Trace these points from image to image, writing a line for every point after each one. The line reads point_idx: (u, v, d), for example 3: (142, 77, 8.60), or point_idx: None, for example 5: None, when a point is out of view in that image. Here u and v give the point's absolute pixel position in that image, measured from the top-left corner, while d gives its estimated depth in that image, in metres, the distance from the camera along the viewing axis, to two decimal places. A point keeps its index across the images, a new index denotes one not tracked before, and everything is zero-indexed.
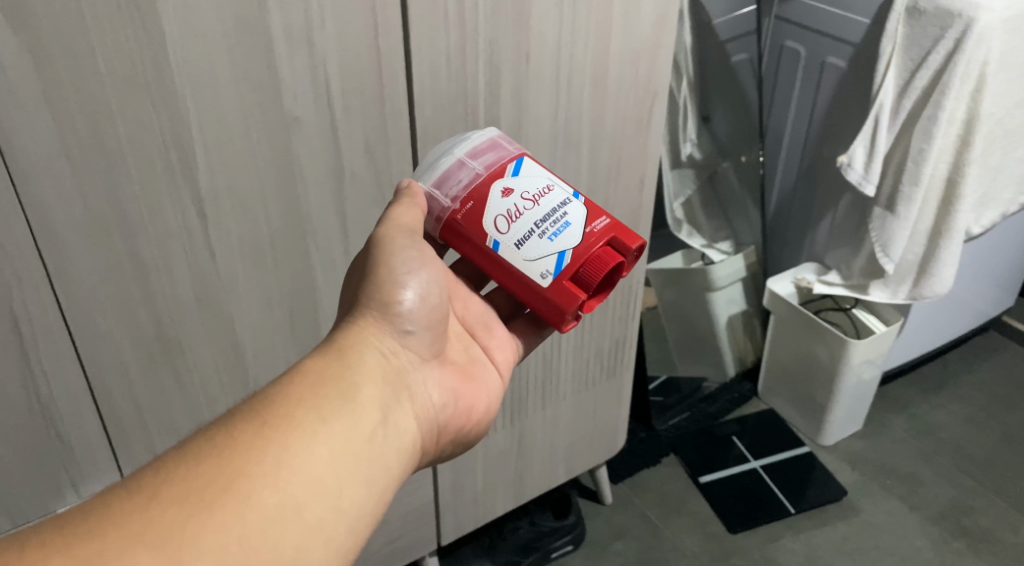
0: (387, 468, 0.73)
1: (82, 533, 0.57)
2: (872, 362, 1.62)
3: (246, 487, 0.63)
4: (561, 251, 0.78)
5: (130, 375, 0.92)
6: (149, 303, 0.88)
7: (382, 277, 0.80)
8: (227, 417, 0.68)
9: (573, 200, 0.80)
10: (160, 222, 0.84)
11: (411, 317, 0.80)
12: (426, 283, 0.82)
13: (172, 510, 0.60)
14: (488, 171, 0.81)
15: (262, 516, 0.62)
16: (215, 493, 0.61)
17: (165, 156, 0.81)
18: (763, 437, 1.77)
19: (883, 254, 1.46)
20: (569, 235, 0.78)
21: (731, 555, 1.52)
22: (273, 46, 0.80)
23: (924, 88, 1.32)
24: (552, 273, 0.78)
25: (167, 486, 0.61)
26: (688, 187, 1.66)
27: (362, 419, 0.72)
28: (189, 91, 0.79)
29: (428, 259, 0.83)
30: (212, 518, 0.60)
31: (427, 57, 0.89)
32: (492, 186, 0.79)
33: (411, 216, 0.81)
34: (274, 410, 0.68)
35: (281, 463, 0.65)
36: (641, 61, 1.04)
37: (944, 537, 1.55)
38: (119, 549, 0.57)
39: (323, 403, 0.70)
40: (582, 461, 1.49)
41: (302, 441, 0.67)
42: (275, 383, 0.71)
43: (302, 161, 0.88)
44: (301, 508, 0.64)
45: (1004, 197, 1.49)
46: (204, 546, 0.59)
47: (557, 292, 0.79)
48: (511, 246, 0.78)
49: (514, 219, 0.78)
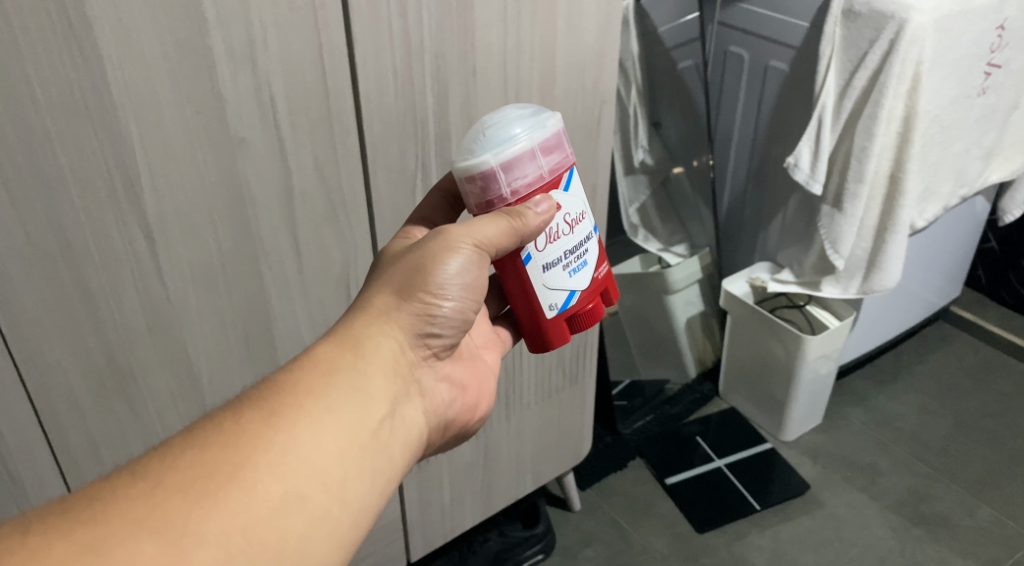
0: (390, 461, 0.73)
1: (86, 517, 0.58)
2: (828, 357, 1.65)
3: (254, 475, 0.63)
4: (573, 289, 0.82)
5: (81, 406, 0.90)
6: (98, 332, 0.87)
7: (425, 275, 0.78)
8: (234, 403, 0.68)
9: (595, 238, 0.83)
10: (107, 249, 0.83)
11: (439, 320, 0.80)
12: (467, 290, 0.80)
13: (176, 496, 0.60)
14: (552, 178, 0.77)
15: (267, 505, 0.63)
16: (220, 481, 0.62)
17: (110, 183, 0.80)
18: (726, 436, 1.79)
19: (833, 250, 1.49)
20: (587, 275, 0.83)
21: (699, 555, 1.54)
22: (216, 68, 0.79)
23: (864, 88, 1.35)
24: (557, 308, 0.82)
25: (174, 472, 0.62)
26: (642, 193, 1.68)
27: (370, 410, 0.72)
28: (131, 115, 0.78)
29: (480, 268, 0.80)
30: (215, 505, 0.61)
31: (373, 73, 0.88)
32: (549, 198, 0.77)
33: (500, 241, 0.75)
34: (283, 398, 0.68)
35: (286, 452, 0.65)
36: (587, 70, 1.06)
37: (905, 525, 1.58)
38: (122, 534, 0.57)
39: (334, 392, 0.71)
40: (550, 469, 1.50)
41: (311, 430, 0.67)
42: (288, 369, 0.72)
43: (251, 182, 0.87)
44: (305, 499, 0.65)
45: (945, 190, 1.54)
46: (207, 534, 0.59)
47: (556, 326, 0.83)
48: (539, 265, 0.80)
49: (552, 240, 0.79)
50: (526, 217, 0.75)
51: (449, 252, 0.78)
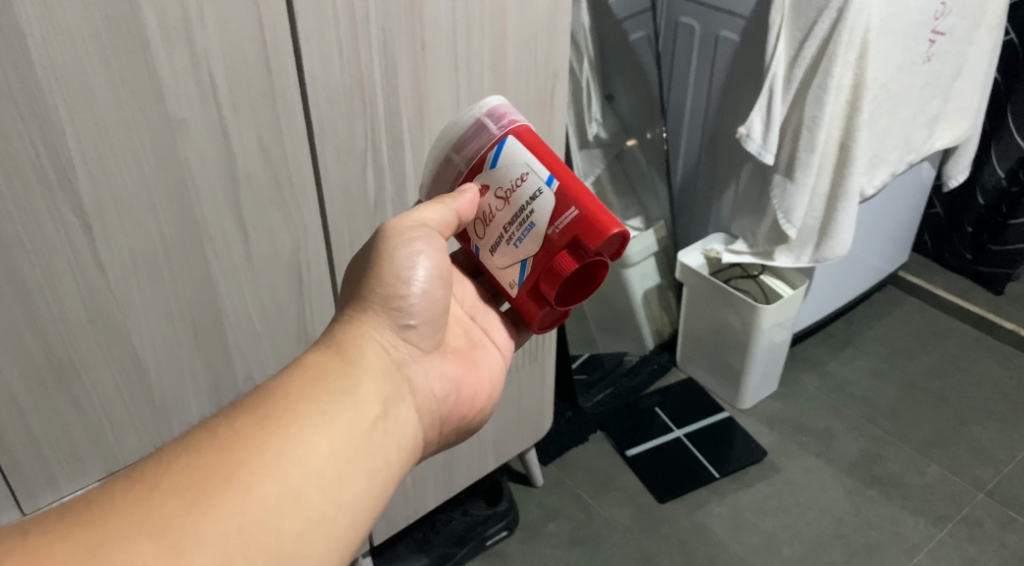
0: (388, 460, 0.73)
1: (86, 520, 0.59)
2: (782, 325, 1.67)
3: (247, 478, 0.63)
4: (524, 258, 0.78)
5: (21, 404, 0.86)
6: (35, 327, 0.83)
7: (388, 273, 0.80)
8: (231, 409, 0.69)
9: (542, 194, 0.75)
10: (40, 239, 0.79)
11: (413, 311, 0.81)
12: (434, 276, 0.81)
13: (173, 499, 0.61)
14: (475, 163, 0.79)
15: (262, 506, 0.63)
16: (215, 483, 0.62)
17: (39, 170, 0.76)
18: (685, 406, 1.81)
19: (786, 220, 1.51)
20: (533, 238, 0.77)
21: (660, 525, 1.56)
22: (149, 46, 0.76)
23: (813, 57, 1.36)
24: (518, 282, 0.80)
25: (168, 476, 0.62)
26: (597, 167, 1.67)
27: (365, 410, 0.72)
28: (59, 98, 0.74)
29: (441, 253, 0.82)
30: (212, 508, 0.61)
31: (318, 49, 0.85)
32: (473, 185, 0.79)
33: (440, 224, 0.79)
34: (276, 403, 0.69)
35: (281, 455, 0.66)
36: (538, 43, 1.04)
37: (858, 487, 1.62)
38: (121, 535, 0.58)
39: (325, 395, 0.71)
40: (511, 446, 1.49)
41: (305, 434, 0.67)
42: (280, 376, 0.72)
43: (192, 165, 0.84)
44: (302, 501, 0.65)
45: (893, 157, 1.56)
46: (205, 535, 0.60)
47: (523, 299, 0.81)
48: (487, 250, 0.82)
49: (487, 222, 0.80)
50: (453, 202, 0.78)
51: (406, 244, 0.80)
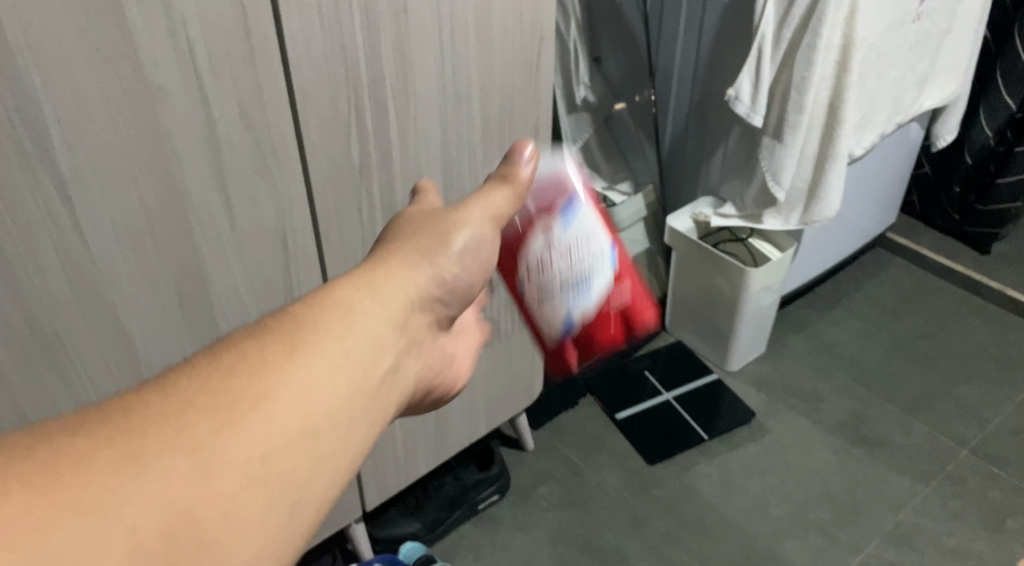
0: (395, 405, 0.68)
1: (98, 429, 0.50)
2: (770, 288, 1.68)
3: (272, 403, 0.56)
4: (577, 312, 0.83)
5: (7, 377, 0.86)
6: (18, 299, 0.82)
7: (441, 239, 0.77)
8: (254, 329, 0.62)
9: (606, 262, 0.84)
10: (19, 210, 0.78)
11: (453, 276, 0.77)
12: (480, 250, 0.78)
13: (195, 417, 0.53)
14: (543, 214, 0.82)
15: (286, 436, 0.56)
16: (240, 405, 0.55)
17: (15, 141, 0.74)
18: (674, 370, 1.82)
19: (774, 182, 1.50)
20: (590, 296, 0.83)
21: (650, 487, 1.57)
22: (125, 12, 0.74)
23: (802, 17, 1.34)
24: (560, 332, 0.84)
25: (190, 393, 0.54)
26: (585, 131, 1.66)
27: (387, 347, 0.67)
28: (33, 66, 0.72)
29: (489, 232, 0.79)
30: (237, 431, 0.54)
31: (298, 14, 0.84)
32: (541, 233, 0.81)
33: (501, 212, 0.80)
34: (303, 329, 0.62)
35: (305, 383, 0.59)
36: (524, 5, 1.02)
37: (846, 447, 1.64)
38: (137, 452, 0.50)
39: (350, 327, 0.65)
40: (502, 412, 1.50)
41: (335, 361, 0.62)
42: (305, 301, 0.65)
43: (173, 134, 0.82)
44: (323, 435, 0.58)
45: (881, 118, 1.56)
46: (228, 460, 0.52)
47: (559, 347, 0.86)
48: (532, 296, 0.83)
49: (546, 272, 0.81)
50: (519, 176, 0.81)
51: (461, 223, 0.78)
